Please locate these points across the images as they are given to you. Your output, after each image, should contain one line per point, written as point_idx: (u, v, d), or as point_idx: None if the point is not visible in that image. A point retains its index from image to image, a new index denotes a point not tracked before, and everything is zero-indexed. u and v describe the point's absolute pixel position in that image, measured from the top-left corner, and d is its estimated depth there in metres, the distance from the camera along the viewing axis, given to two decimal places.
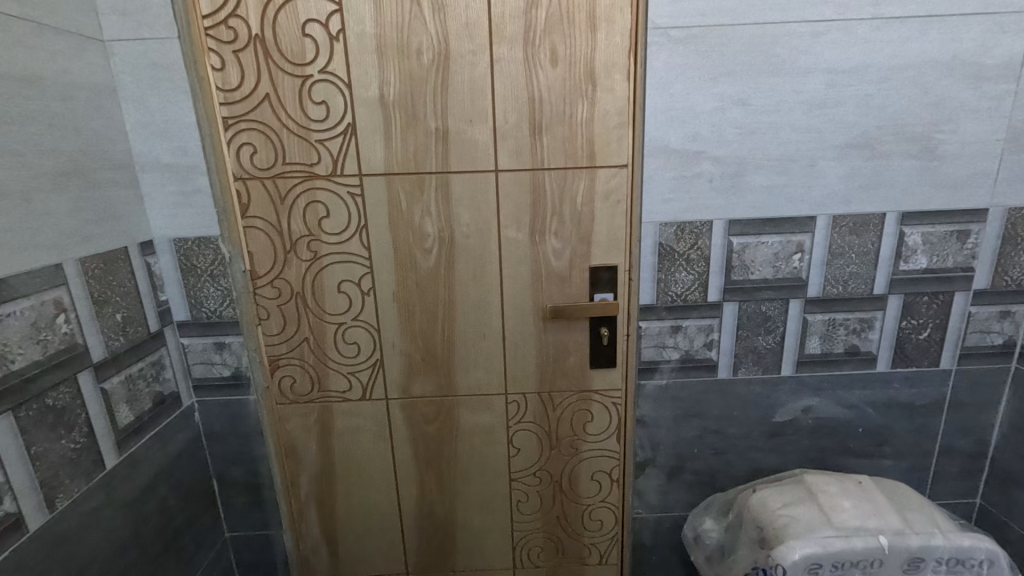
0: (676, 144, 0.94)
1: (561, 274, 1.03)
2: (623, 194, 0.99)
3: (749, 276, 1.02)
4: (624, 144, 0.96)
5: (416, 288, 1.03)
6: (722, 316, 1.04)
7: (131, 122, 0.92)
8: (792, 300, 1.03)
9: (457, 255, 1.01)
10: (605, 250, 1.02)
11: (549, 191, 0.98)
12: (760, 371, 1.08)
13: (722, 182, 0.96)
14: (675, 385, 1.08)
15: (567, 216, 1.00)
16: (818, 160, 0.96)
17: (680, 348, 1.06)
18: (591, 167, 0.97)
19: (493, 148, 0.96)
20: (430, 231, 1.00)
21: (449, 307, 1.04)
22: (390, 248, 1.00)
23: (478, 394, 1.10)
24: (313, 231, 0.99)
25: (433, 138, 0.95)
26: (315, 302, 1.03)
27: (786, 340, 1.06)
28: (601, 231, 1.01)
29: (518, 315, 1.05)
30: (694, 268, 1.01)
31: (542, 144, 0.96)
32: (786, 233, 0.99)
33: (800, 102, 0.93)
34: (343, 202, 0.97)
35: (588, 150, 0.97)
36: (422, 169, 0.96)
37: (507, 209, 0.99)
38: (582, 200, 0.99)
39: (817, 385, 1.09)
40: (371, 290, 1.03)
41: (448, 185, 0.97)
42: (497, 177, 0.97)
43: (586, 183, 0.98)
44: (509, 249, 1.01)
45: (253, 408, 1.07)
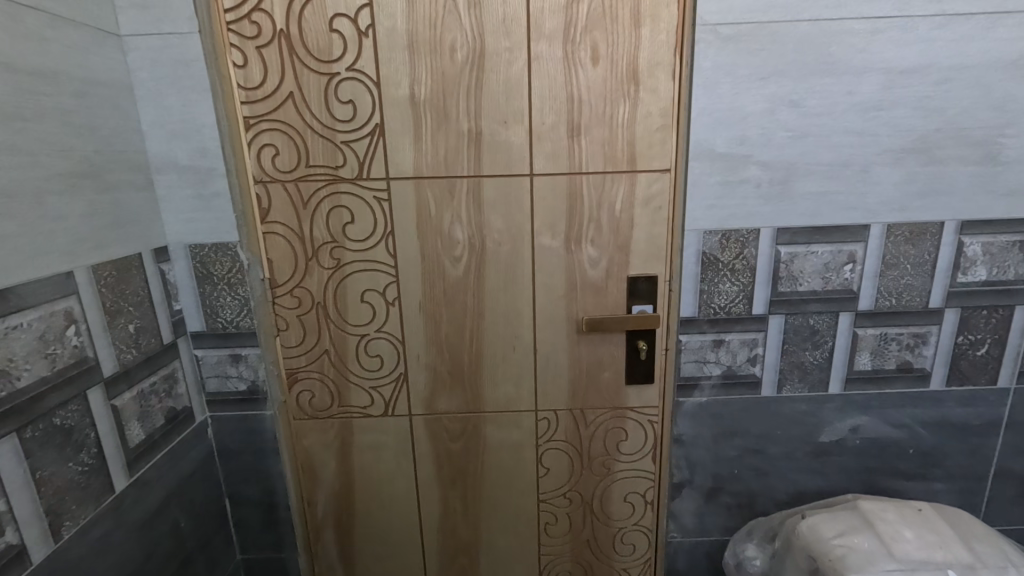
0: (723, 147, 0.88)
1: (597, 284, 0.98)
2: (665, 200, 0.94)
3: (797, 287, 0.96)
4: (667, 147, 0.91)
5: (444, 298, 0.97)
6: (768, 330, 0.98)
7: (147, 121, 0.86)
8: (842, 313, 0.97)
9: (487, 264, 0.96)
10: (645, 260, 0.97)
11: (587, 196, 0.93)
12: (806, 388, 1.02)
13: (771, 188, 0.91)
14: (716, 402, 1.02)
15: (605, 223, 0.94)
16: (872, 166, 0.90)
17: (721, 363, 1.00)
18: (632, 171, 0.92)
19: (529, 150, 0.90)
20: (460, 237, 0.94)
21: (477, 318, 0.99)
22: (418, 255, 0.95)
23: (506, 409, 1.04)
24: (337, 237, 0.94)
25: (465, 140, 0.90)
26: (336, 311, 0.97)
27: (835, 355, 1.00)
28: (641, 239, 0.95)
29: (551, 327, 1.00)
30: (739, 278, 0.95)
31: (580, 147, 0.91)
32: (837, 242, 0.94)
33: (856, 104, 0.87)
34: (370, 207, 0.92)
35: (629, 154, 0.91)
36: (453, 173, 0.91)
37: (542, 215, 0.94)
38: (622, 206, 0.94)
39: (866, 403, 1.03)
40: (396, 300, 0.97)
41: (480, 189, 0.92)
42: (533, 181, 0.92)
43: (626, 188, 0.93)
44: (543, 258, 0.96)
45: (270, 424, 1.02)
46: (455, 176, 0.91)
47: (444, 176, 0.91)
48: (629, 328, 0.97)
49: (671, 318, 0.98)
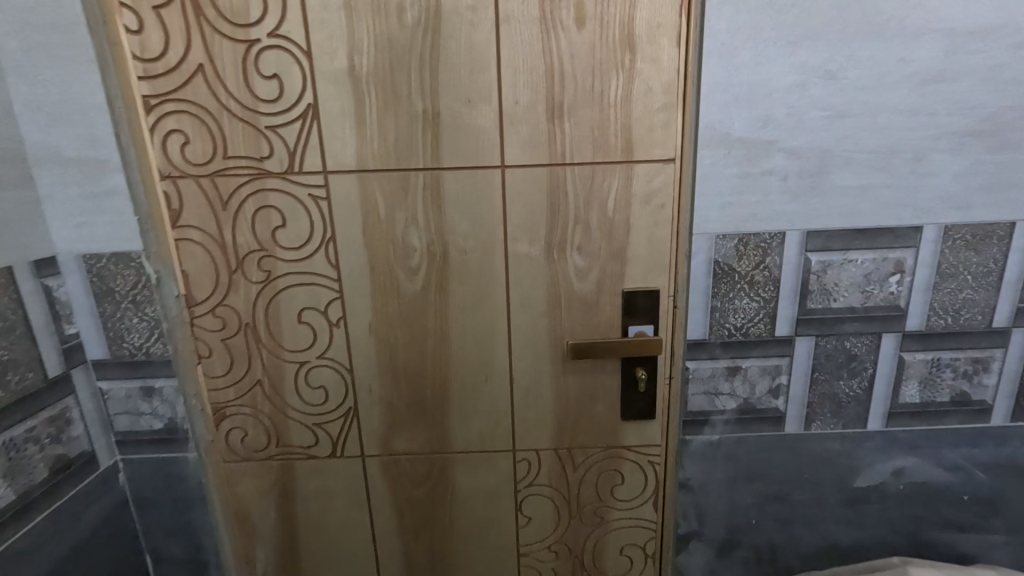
0: (741, 131, 0.71)
1: (586, 300, 0.80)
2: (669, 197, 0.76)
3: (831, 304, 0.78)
4: (671, 132, 0.73)
5: (399, 317, 0.80)
6: (794, 355, 0.81)
7: (21, 101, 0.69)
8: (886, 335, 0.80)
9: (451, 277, 0.78)
10: (644, 270, 0.79)
11: (572, 194, 0.75)
12: (840, 424, 0.84)
13: (800, 182, 0.73)
14: (730, 441, 0.85)
15: (595, 226, 0.77)
16: (928, 154, 0.72)
17: (737, 394, 0.83)
18: (628, 161, 0.74)
19: (499, 136, 0.73)
20: (417, 244, 0.77)
21: (441, 341, 0.81)
22: (366, 265, 0.78)
23: (479, 449, 0.87)
24: (266, 244, 0.76)
25: (421, 124, 0.72)
26: (269, 334, 0.80)
27: (876, 385, 0.82)
28: (640, 245, 0.78)
29: (531, 352, 0.82)
30: (760, 293, 0.78)
31: (564, 132, 0.73)
32: (881, 249, 0.76)
33: (910, 76, 0.69)
34: (305, 207, 0.75)
35: (624, 140, 0.73)
36: (406, 164, 0.74)
37: (517, 217, 0.76)
38: (616, 205, 0.76)
39: (911, 442, 0.85)
40: (341, 320, 0.80)
41: (440, 185, 0.75)
42: (505, 174, 0.74)
43: (621, 183, 0.75)
44: (520, 269, 0.79)
45: (194, 469, 0.85)
46: (408, 168, 0.74)
47: (396, 169, 0.74)
48: (623, 354, 0.80)
49: (676, 341, 0.81)
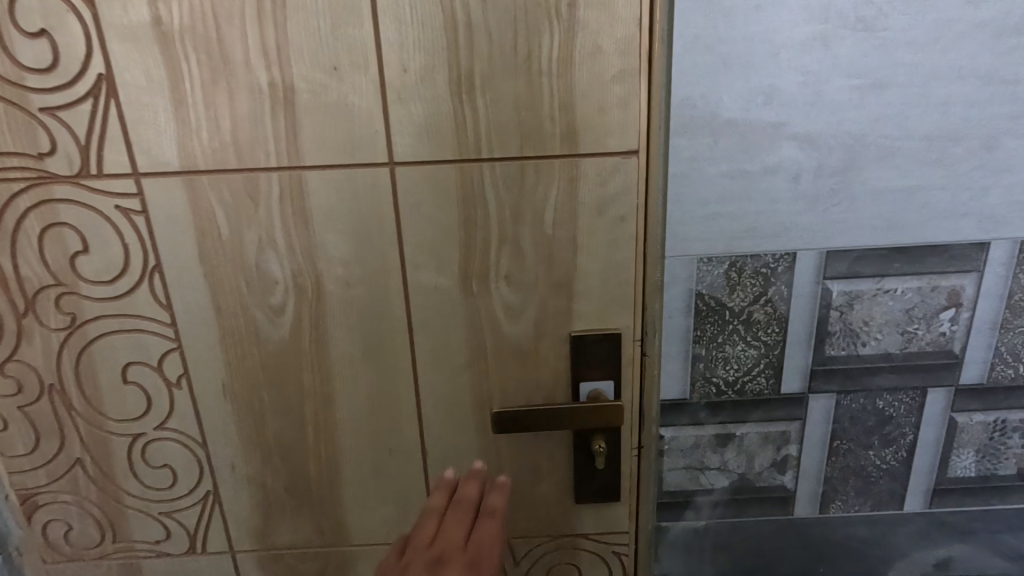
0: (733, 110, 0.50)
1: (521, 349, 0.58)
2: (633, 206, 0.53)
3: (858, 350, 0.57)
4: (635, 111, 0.50)
5: (264, 374, 0.58)
6: (807, 417, 0.59)
7: None
8: (932, 390, 0.58)
9: (331, 319, 0.57)
10: (600, 307, 0.56)
11: (495, 202, 0.53)
12: (868, 505, 0.63)
13: (819, 183, 0.52)
14: (721, 528, 0.64)
15: (529, 247, 0.54)
16: (1002, 139, 0.50)
17: (730, 469, 0.61)
18: (572, 155, 0.52)
19: (384, 120, 0.50)
20: (279, 275, 0.55)
21: (325, 405, 0.60)
22: (210, 305, 0.56)
23: (387, 540, 0.65)
24: (65, 278, 0.54)
25: (269, 104, 0.50)
26: (86, 400, 0.58)
27: (917, 455, 0.61)
28: (593, 273, 0.55)
29: (449, 417, 0.60)
30: (759, 337, 0.56)
31: (478, 113, 0.50)
32: (930, 275, 0.54)
33: (980, 26, 0.47)
34: (113, 225, 0.53)
35: (566, 124, 0.51)
36: (254, 162, 0.51)
37: (416, 236, 0.54)
38: (558, 217, 0.53)
39: (962, 526, 0.64)
40: (183, 378, 0.58)
41: (306, 194, 0.52)
42: (396, 177, 0.52)
43: (563, 186, 0.53)
44: (426, 308, 0.56)
45: None
46: (258, 168, 0.52)
47: (240, 169, 0.51)
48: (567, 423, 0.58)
49: (645, 402, 0.59)
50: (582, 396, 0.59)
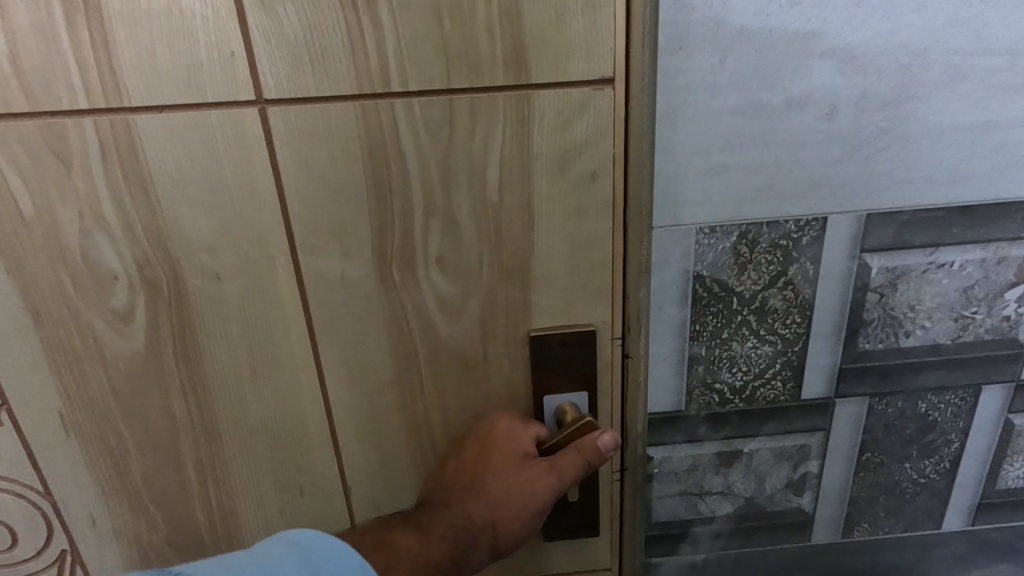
0: (747, 16, 0.35)
1: (461, 354, 0.44)
2: (605, 158, 0.38)
3: (900, 342, 0.44)
4: (606, 19, 0.35)
5: (116, 399, 0.44)
6: (832, 428, 0.47)
7: None
8: (987, 388, 0.46)
9: (200, 324, 0.42)
10: (566, 298, 0.42)
11: (415, 156, 0.38)
12: (898, 527, 0.51)
13: (862, 120, 0.37)
14: (723, 562, 0.52)
15: (465, 219, 0.39)
16: None
17: (734, 493, 0.49)
18: (519, 88, 0.36)
19: (242, 34, 0.35)
20: (117, 267, 0.40)
21: (208, 433, 0.46)
22: (26, 311, 0.41)
23: None
24: None
25: (65, 10, 0.34)
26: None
27: (962, 467, 0.49)
28: (555, 253, 0.40)
29: (374, 441, 0.47)
30: (776, 330, 0.43)
31: (382, 23, 0.35)
32: (998, 242, 0.41)
33: None
34: None
35: (510, 38, 0.35)
36: (57, 103, 0.36)
37: (307, 206, 0.39)
38: (505, 176, 0.38)
39: (1009, 544, 0.53)
40: (3, 410, 0.44)
41: (141, 148, 0.38)
42: (271, 121, 0.37)
43: (510, 132, 0.37)
44: (329, 303, 0.42)
45: None
46: (63, 112, 0.37)
47: (37, 115, 0.36)
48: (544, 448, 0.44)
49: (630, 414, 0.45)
50: (547, 413, 0.46)
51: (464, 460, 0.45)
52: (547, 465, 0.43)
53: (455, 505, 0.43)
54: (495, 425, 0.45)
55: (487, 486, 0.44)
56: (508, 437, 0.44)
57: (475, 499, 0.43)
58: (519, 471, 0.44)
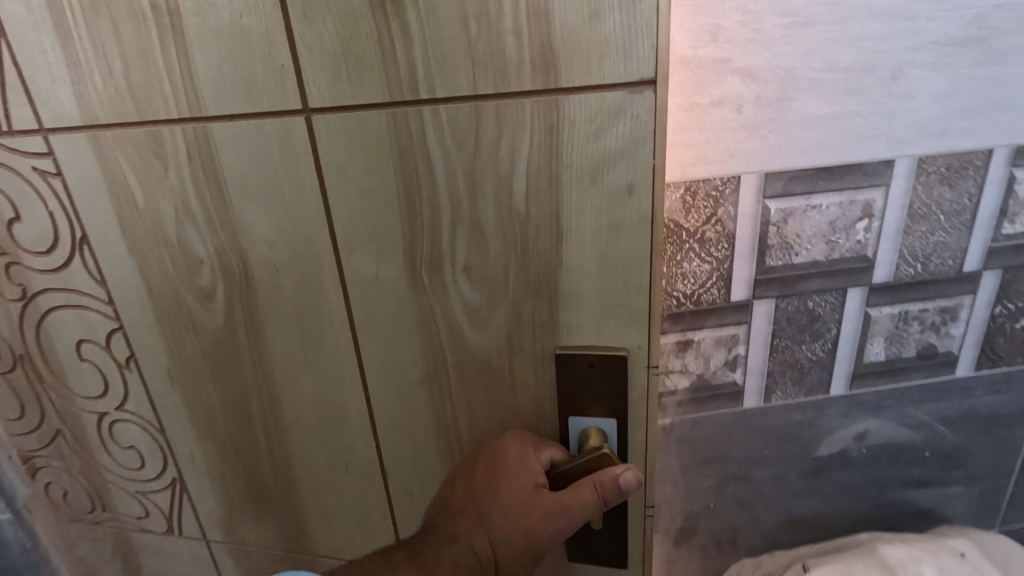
0: (685, 48, 0.56)
1: (481, 345, 0.63)
2: (643, 171, 0.53)
3: (792, 260, 0.66)
4: (638, 31, 0.48)
5: (200, 337, 0.68)
6: (751, 322, 0.69)
7: None
8: (851, 290, 0.69)
9: (256, 286, 0.64)
10: (597, 260, 0.57)
11: (443, 155, 0.55)
12: (801, 393, 0.75)
13: (758, 113, 0.59)
14: (684, 425, 0.74)
15: (488, 207, 0.56)
16: (905, 69, 0.59)
17: (690, 371, 0.71)
18: (549, 95, 0.51)
19: (290, 51, 0.53)
20: (203, 252, 0.63)
21: (265, 387, 0.69)
22: (140, 272, 0.65)
23: (338, 478, 0.74)
24: (11, 249, 0.66)
25: (159, 33, 0.54)
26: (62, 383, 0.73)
27: (839, 347, 0.73)
28: (583, 230, 0.56)
29: (395, 375, 0.66)
30: (712, 253, 0.65)
31: (413, 34, 0.50)
32: (849, 189, 0.64)
33: None
34: (36, 187, 0.62)
35: (538, 49, 0.50)
36: (154, 115, 0.57)
37: (347, 208, 0.58)
38: (535, 182, 0.55)
39: (876, 403, 0.77)
40: (132, 359, 0.71)
41: (214, 148, 0.58)
42: (314, 126, 0.56)
43: (540, 133, 0.53)
44: (364, 291, 0.62)
45: (12, 532, 0.80)
46: (160, 121, 0.57)
47: (144, 123, 0.58)
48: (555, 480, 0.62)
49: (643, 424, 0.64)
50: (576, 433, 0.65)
51: (475, 492, 0.64)
52: (552, 500, 0.61)
53: (459, 537, 0.62)
54: (512, 456, 0.63)
55: (492, 519, 0.62)
56: (522, 472, 0.62)
57: (483, 527, 0.62)
58: (522, 503, 0.62)
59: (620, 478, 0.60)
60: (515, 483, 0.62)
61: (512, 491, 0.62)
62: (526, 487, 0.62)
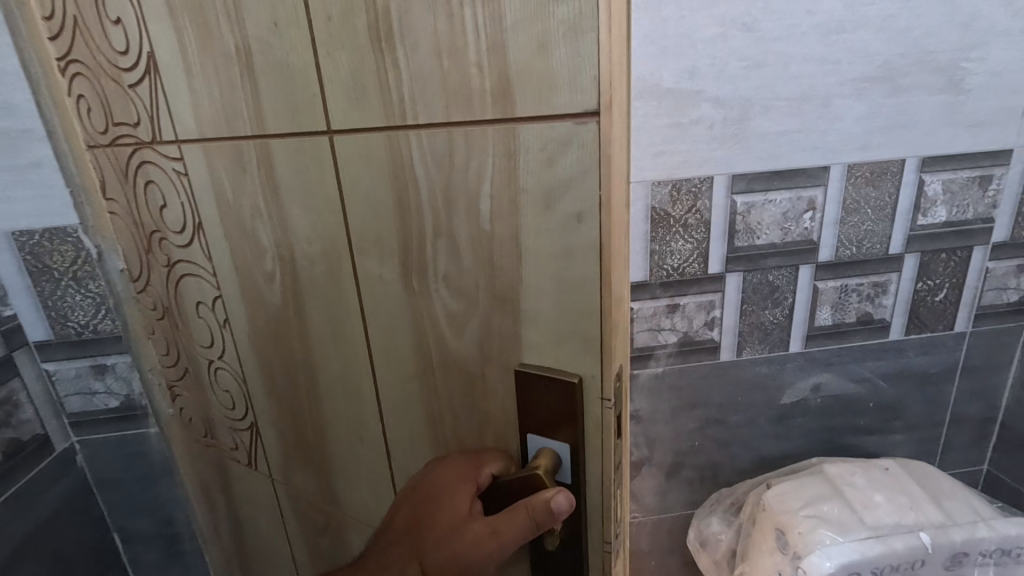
0: (671, 83, 0.77)
1: (461, 354, 0.55)
2: (594, 199, 0.43)
3: (755, 241, 0.87)
4: (585, 63, 0.39)
5: (258, 322, 0.69)
6: (724, 290, 0.89)
7: None
8: (802, 267, 0.89)
9: (298, 272, 0.62)
10: (552, 283, 0.47)
11: (425, 177, 0.49)
12: (766, 349, 0.94)
13: (725, 129, 0.80)
14: (673, 373, 0.94)
15: (462, 235, 0.50)
16: (832, 99, 0.80)
17: (678, 329, 0.91)
18: (506, 122, 0.44)
19: (319, 81, 0.51)
20: (266, 245, 0.63)
21: (306, 360, 0.67)
22: (233, 265, 0.67)
23: (353, 466, 0.70)
24: (158, 225, 0.70)
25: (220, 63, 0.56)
26: (178, 327, 0.77)
27: (795, 313, 0.93)
28: (539, 263, 0.47)
29: (393, 364, 0.60)
30: (693, 235, 0.85)
31: (399, 62, 0.46)
32: (796, 188, 0.85)
33: (817, 27, 0.77)
34: (176, 185, 0.66)
35: (497, 74, 0.43)
36: (233, 130, 0.59)
37: (358, 224, 0.55)
38: (494, 212, 0.47)
39: (826, 360, 0.97)
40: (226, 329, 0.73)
41: (271, 160, 0.57)
42: (337, 145, 0.53)
43: (500, 164, 0.45)
44: (370, 294, 0.58)
45: (158, 443, 0.83)
46: (241, 138, 0.59)
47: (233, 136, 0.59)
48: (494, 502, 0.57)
49: (603, 452, 0.51)
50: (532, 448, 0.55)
51: (407, 516, 0.61)
52: (488, 528, 0.55)
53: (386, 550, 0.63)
54: (446, 477, 0.58)
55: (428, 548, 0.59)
56: (459, 495, 0.56)
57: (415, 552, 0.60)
58: (456, 530, 0.57)
59: (551, 503, 0.51)
60: (444, 504, 0.57)
61: (442, 515, 0.57)
62: (459, 512, 0.56)
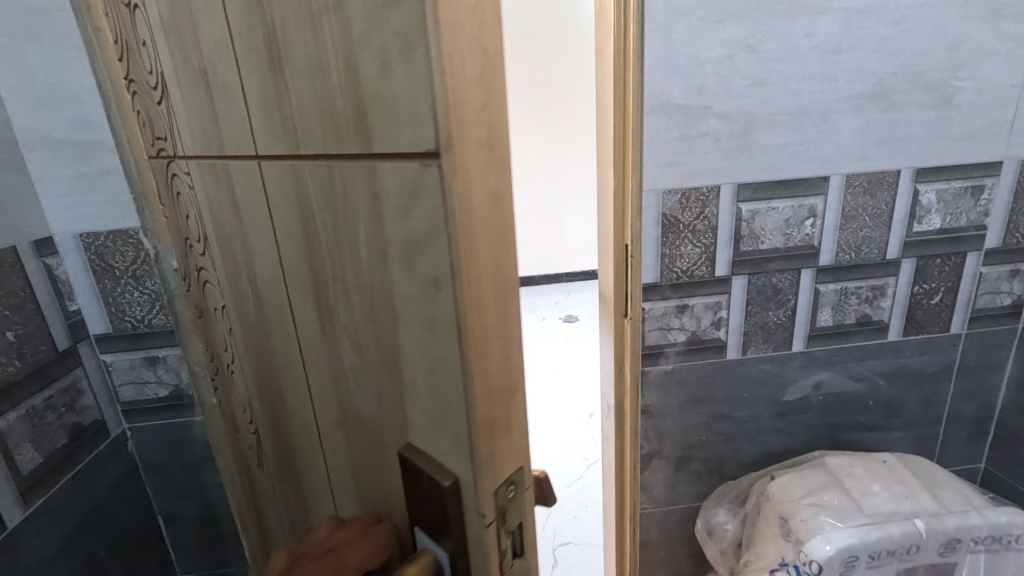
0: (680, 99, 0.84)
1: (367, 411, 0.46)
2: (448, 261, 0.33)
3: (759, 246, 0.93)
4: (418, 92, 0.30)
5: (242, 346, 0.65)
6: (731, 292, 0.95)
7: (19, 119, 0.73)
8: (803, 270, 0.95)
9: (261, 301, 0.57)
10: (421, 348, 0.37)
11: (319, 211, 0.42)
12: (770, 348, 1.00)
13: (730, 141, 0.86)
14: (681, 370, 1.00)
15: (352, 279, 0.41)
16: (831, 114, 0.86)
17: (686, 328, 0.97)
18: (367, 158, 0.35)
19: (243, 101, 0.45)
20: (239, 268, 0.58)
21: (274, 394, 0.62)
22: (226, 286, 0.64)
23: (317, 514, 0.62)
24: (183, 237, 0.69)
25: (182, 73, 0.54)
26: (203, 330, 0.76)
27: (798, 314, 0.98)
28: (406, 319, 0.38)
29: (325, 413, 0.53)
30: (701, 239, 0.91)
31: (286, 79, 0.39)
32: (798, 196, 0.90)
33: (816, 48, 0.83)
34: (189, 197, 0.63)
35: (354, 99, 0.35)
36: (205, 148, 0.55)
37: (286, 253, 0.48)
38: (370, 251, 0.38)
39: (828, 359, 1.02)
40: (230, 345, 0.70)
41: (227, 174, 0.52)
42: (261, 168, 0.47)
43: (366, 202, 0.37)
44: (301, 336, 0.51)
45: (200, 432, 0.88)
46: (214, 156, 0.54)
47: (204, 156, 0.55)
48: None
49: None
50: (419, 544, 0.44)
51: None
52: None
53: None
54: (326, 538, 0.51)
55: None
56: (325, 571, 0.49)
57: None
58: None
59: None
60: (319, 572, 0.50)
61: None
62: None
